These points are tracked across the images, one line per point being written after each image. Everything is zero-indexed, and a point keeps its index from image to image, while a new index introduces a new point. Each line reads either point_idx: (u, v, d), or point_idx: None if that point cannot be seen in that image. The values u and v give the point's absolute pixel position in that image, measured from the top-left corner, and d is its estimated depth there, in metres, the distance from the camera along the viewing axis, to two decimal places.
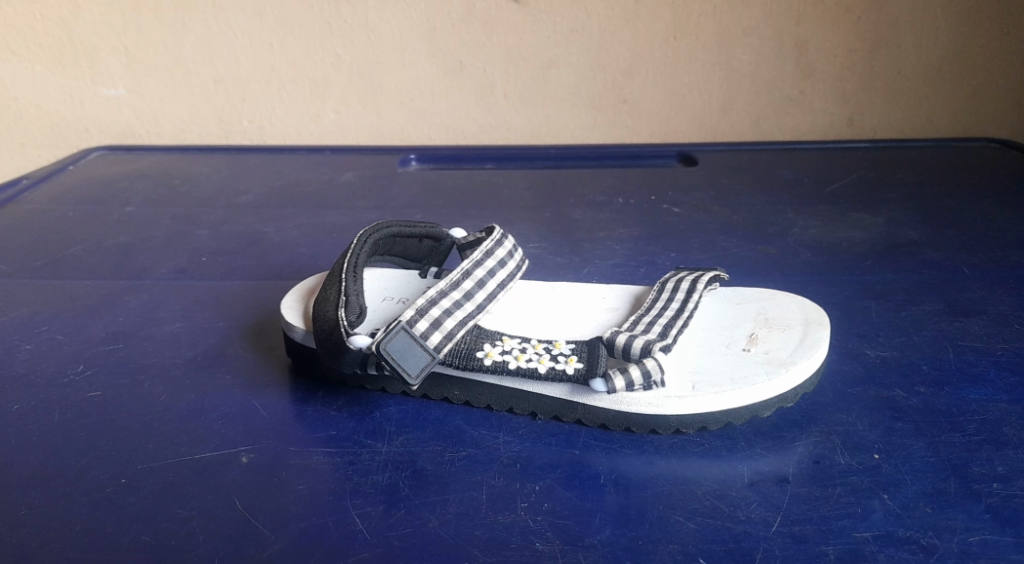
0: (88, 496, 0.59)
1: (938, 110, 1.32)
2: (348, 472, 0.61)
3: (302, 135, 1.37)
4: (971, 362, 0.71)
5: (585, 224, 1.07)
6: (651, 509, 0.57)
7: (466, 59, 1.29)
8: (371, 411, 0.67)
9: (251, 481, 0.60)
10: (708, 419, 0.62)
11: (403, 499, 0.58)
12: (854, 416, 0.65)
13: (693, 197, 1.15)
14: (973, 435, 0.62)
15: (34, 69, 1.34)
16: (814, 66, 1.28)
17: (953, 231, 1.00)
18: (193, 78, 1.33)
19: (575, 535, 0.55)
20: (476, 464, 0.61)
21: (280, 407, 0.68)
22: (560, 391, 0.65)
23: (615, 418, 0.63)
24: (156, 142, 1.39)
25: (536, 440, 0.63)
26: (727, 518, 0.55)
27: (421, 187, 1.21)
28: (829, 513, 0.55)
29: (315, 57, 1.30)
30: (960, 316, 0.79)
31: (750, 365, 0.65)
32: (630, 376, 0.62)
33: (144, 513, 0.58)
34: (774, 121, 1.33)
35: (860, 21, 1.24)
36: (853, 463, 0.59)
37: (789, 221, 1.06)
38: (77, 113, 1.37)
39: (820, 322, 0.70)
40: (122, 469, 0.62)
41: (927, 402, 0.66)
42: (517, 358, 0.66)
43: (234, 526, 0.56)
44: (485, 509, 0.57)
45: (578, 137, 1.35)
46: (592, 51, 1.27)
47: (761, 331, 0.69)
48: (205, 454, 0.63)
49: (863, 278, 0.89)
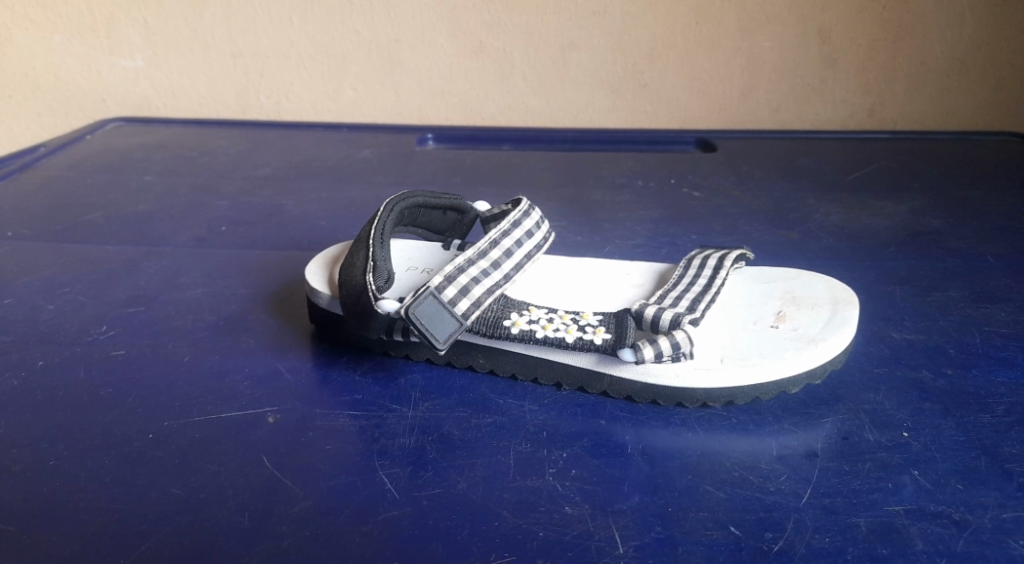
0: (117, 450, 0.59)
1: (963, 103, 1.31)
2: (375, 434, 0.61)
3: (320, 112, 1.37)
4: (998, 346, 0.71)
5: (606, 206, 1.07)
6: (679, 479, 0.57)
7: (487, 39, 1.28)
8: (396, 377, 0.67)
9: (279, 440, 0.60)
10: (735, 394, 0.62)
11: (430, 461, 0.58)
12: (881, 395, 0.64)
13: (714, 182, 1.15)
14: (1003, 416, 0.61)
15: (54, 39, 1.33)
16: (837, 54, 1.27)
17: (976, 220, 0.99)
18: (212, 50, 1.32)
19: (603, 500, 0.55)
20: (503, 431, 0.61)
21: (305, 370, 0.68)
22: (587, 361, 0.64)
23: (642, 390, 0.63)
24: (173, 114, 1.39)
25: (561, 410, 0.63)
26: (756, 489, 0.55)
27: (440, 165, 1.21)
28: (860, 486, 0.55)
29: (334, 32, 1.29)
30: (986, 302, 0.79)
31: (780, 341, 0.64)
32: (659, 347, 0.62)
33: (175, 467, 0.58)
34: (796, 108, 1.32)
35: (885, 10, 1.23)
36: (882, 440, 0.59)
37: (811, 207, 1.06)
38: (96, 83, 1.37)
39: (850, 301, 0.69)
40: (149, 425, 0.62)
41: (955, 383, 0.66)
42: (544, 328, 0.65)
43: (265, 481, 0.57)
44: (513, 473, 0.57)
45: (596, 120, 1.34)
46: (614, 33, 1.26)
47: (789, 309, 0.69)
48: (232, 414, 0.63)
49: (886, 264, 0.88)
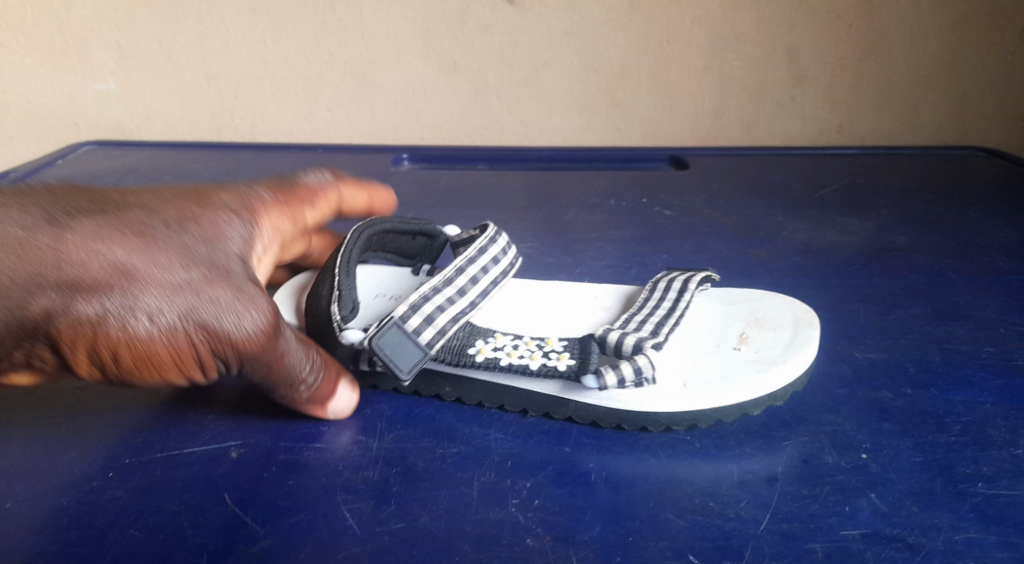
0: (76, 489, 0.59)
1: (928, 118, 1.33)
2: (339, 467, 0.61)
3: (295, 133, 1.37)
4: (957, 364, 0.72)
5: (578, 225, 1.08)
6: (642, 507, 0.57)
7: (460, 60, 1.28)
8: (362, 407, 0.68)
9: (242, 476, 0.60)
10: (699, 416, 0.63)
11: (393, 495, 0.58)
12: (842, 416, 0.65)
13: (684, 200, 1.16)
14: (960, 436, 0.63)
15: (26, 63, 1.33)
16: (805, 72, 1.28)
17: (940, 236, 1.01)
18: (185, 73, 1.32)
19: (566, 531, 0.55)
20: (468, 461, 0.61)
21: (270, 401, 0.68)
22: (552, 387, 0.66)
23: (606, 415, 0.64)
24: (148, 137, 1.40)
25: (527, 438, 0.64)
26: (717, 516, 0.56)
27: (414, 185, 1.21)
28: (818, 511, 0.56)
29: (308, 54, 1.29)
30: (947, 320, 0.80)
31: (742, 362, 0.67)
32: (623, 372, 0.64)
33: (134, 506, 0.58)
34: (764, 125, 1.34)
35: (851, 29, 1.24)
36: (842, 462, 0.60)
37: (779, 224, 1.07)
38: (69, 106, 1.37)
39: (812, 322, 0.71)
40: (110, 462, 0.62)
41: (914, 403, 0.67)
42: (509, 355, 0.68)
43: (225, 520, 0.57)
44: (477, 504, 0.57)
45: (570, 139, 1.35)
46: (586, 53, 1.27)
47: (752, 330, 0.71)
48: (195, 449, 0.63)
49: (851, 281, 0.90)
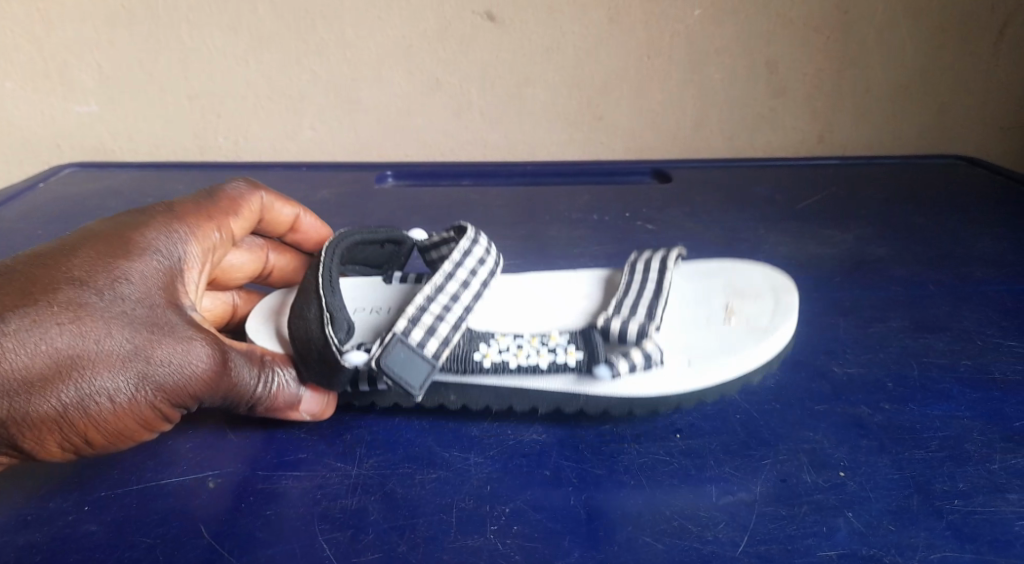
0: (50, 524, 0.60)
1: (907, 128, 1.34)
2: (317, 495, 0.61)
3: (279, 151, 1.37)
4: (935, 378, 0.72)
5: (560, 241, 1.08)
6: (621, 530, 0.58)
7: (442, 76, 1.28)
8: (342, 432, 0.68)
9: (218, 507, 0.61)
10: (705, 393, 0.68)
11: (371, 524, 0.59)
12: (820, 433, 0.66)
13: (667, 214, 1.16)
14: (937, 452, 0.64)
15: (6, 85, 1.32)
16: (785, 84, 1.29)
17: (919, 247, 1.02)
18: (167, 93, 1.32)
19: (545, 558, 0.57)
20: (447, 486, 0.62)
21: (249, 428, 0.68)
22: (563, 382, 0.68)
23: (617, 403, 0.67)
24: (130, 157, 1.39)
25: (507, 462, 0.64)
26: (696, 538, 0.58)
27: (398, 203, 1.22)
28: (796, 531, 0.58)
29: (291, 73, 1.29)
30: (925, 333, 0.80)
31: (739, 337, 0.71)
32: (634, 359, 0.68)
33: (109, 541, 0.58)
34: (745, 136, 1.34)
35: (829, 41, 1.25)
36: (820, 481, 0.62)
37: (761, 237, 1.08)
38: (49, 128, 1.36)
39: (789, 288, 0.77)
40: (85, 496, 0.62)
41: (892, 419, 0.67)
42: (515, 356, 0.69)
43: (201, 553, 0.57)
44: (456, 531, 0.58)
45: (553, 153, 1.36)
46: (567, 68, 1.27)
47: (736, 303, 0.76)
48: (171, 479, 0.63)
49: (832, 293, 0.90)
